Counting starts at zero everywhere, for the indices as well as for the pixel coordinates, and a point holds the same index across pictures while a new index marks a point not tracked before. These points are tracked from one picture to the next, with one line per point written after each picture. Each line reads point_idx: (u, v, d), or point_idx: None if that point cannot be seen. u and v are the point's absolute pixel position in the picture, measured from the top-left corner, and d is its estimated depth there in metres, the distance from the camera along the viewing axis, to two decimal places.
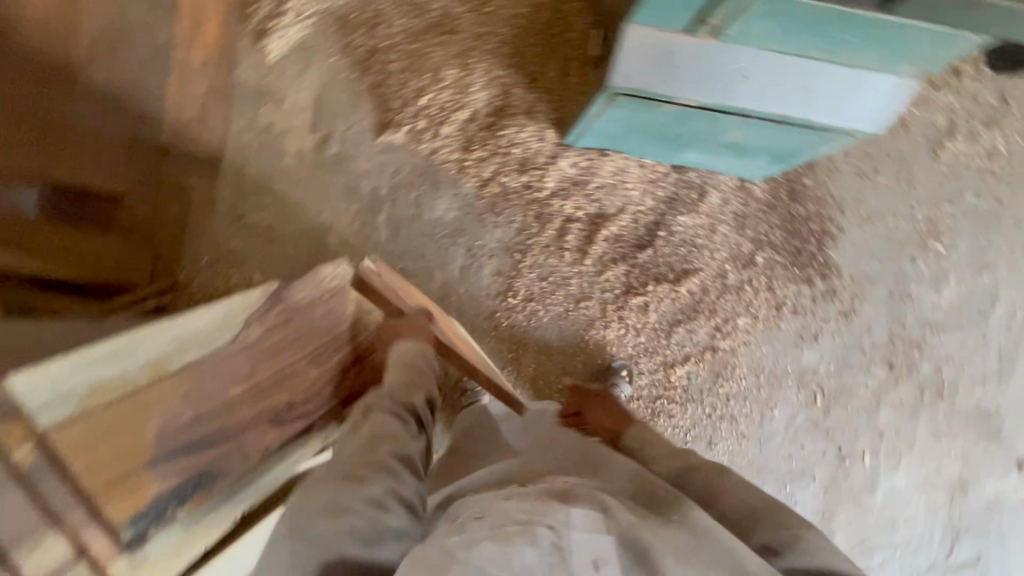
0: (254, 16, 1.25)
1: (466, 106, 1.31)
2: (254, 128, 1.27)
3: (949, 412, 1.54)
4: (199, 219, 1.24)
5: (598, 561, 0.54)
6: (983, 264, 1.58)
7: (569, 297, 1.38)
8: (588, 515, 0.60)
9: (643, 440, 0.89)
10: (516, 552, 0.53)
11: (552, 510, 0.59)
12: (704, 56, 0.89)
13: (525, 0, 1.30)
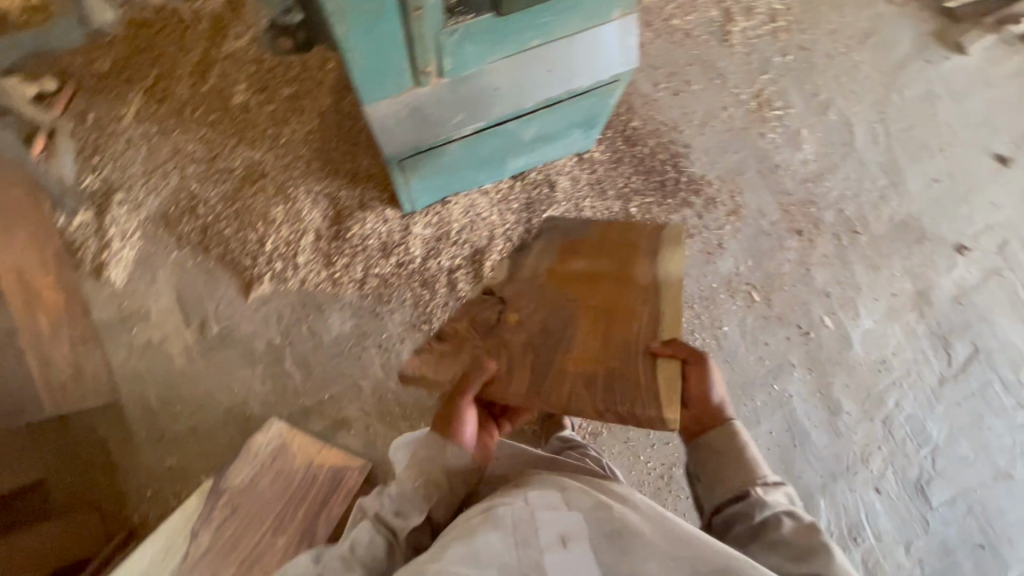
0: (86, 259, 1.32)
1: (307, 231, 1.36)
2: (135, 351, 1.31)
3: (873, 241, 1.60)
4: (125, 458, 1.25)
5: (564, 536, 0.62)
6: (823, 105, 1.67)
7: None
8: (549, 495, 0.68)
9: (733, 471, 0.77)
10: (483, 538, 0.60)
11: (516, 498, 0.68)
12: (445, 95, 0.96)
13: (309, 118, 1.41)
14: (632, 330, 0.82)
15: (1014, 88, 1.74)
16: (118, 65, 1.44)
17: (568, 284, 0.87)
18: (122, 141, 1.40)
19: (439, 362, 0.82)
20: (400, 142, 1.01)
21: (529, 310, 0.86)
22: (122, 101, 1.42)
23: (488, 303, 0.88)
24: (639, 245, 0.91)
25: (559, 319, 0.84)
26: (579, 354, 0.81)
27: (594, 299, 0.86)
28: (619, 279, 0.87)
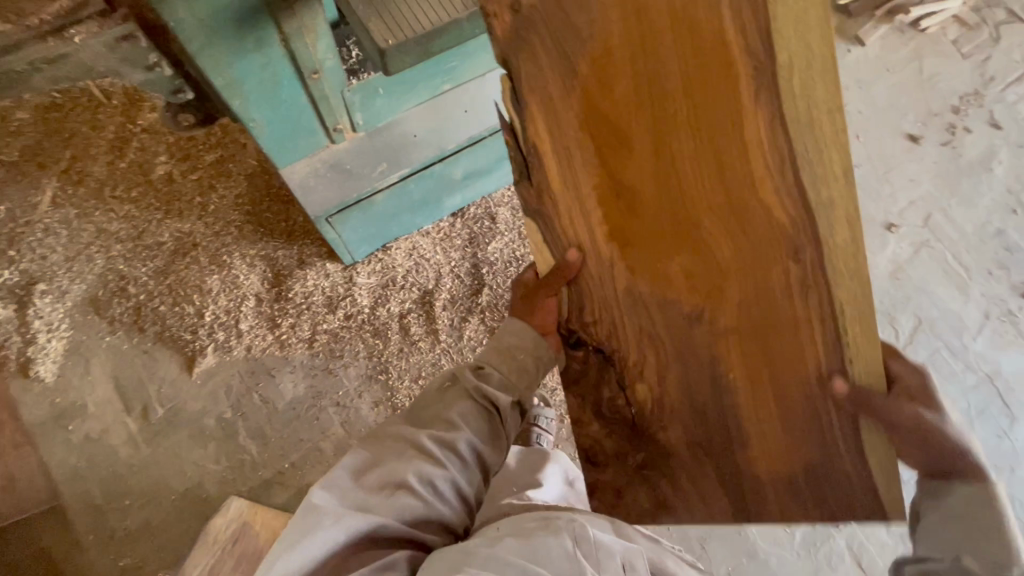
0: (10, 359, 1.25)
1: (246, 296, 1.32)
2: (74, 448, 1.23)
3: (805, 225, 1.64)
4: (72, 567, 1.17)
5: (625, 565, 0.64)
6: None
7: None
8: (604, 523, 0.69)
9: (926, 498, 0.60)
10: (542, 543, 0.62)
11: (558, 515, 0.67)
12: (363, 147, 0.96)
13: (236, 182, 1.38)
14: (806, 354, 0.60)
15: (913, 71, 1.85)
16: (27, 151, 1.38)
17: (678, 303, 0.60)
18: (40, 228, 1.34)
19: (604, 495, 0.71)
20: (325, 199, 1.01)
21: (653, 379, 0.65)
22: (36, 187, 1.36)
23: (598, 373, 0.66)
24: (770, 157, 0.52)
25: (704, 384, 0.64)
26: (756, 425, 0.65)
27: (727, 317, 0.60)
28: (757, 258, 0.57)
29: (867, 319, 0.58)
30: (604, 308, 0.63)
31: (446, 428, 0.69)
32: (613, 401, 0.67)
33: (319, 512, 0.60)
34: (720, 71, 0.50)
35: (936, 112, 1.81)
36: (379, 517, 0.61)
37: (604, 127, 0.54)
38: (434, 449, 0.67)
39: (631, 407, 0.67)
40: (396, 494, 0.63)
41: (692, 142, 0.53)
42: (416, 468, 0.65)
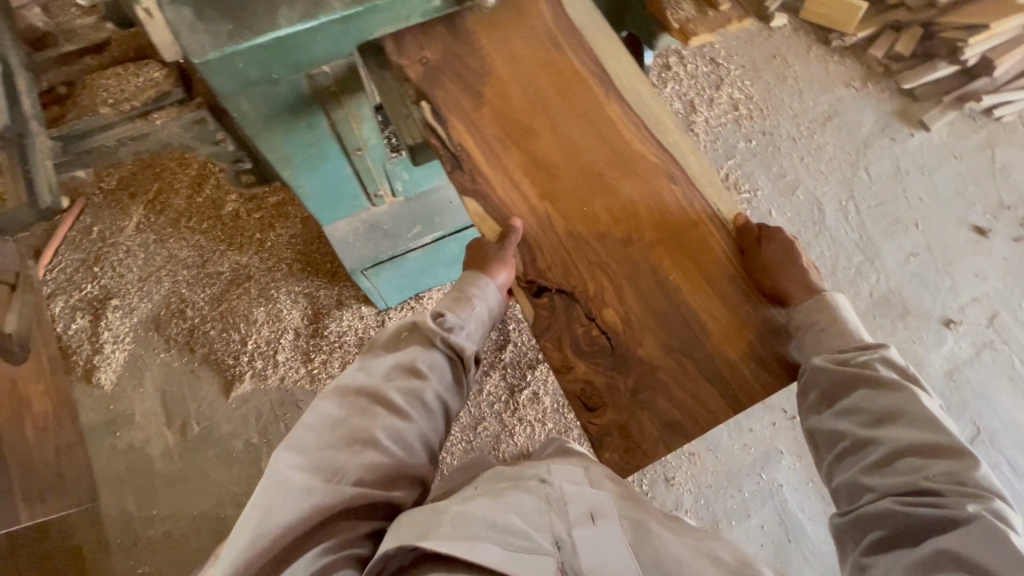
0: (77, 365, 1.39)
1: (286, 330, 1.41)
2: (118, 453, 1.35)
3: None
4: (98, 567, 1.26)
5: (594, 514, 0.63)
6: (791, 186, 1.71)
7: (467, 427, 1.41)
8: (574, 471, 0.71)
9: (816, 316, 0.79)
10: (509, 498, 0.64)
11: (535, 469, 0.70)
12: (400, 211, 1.04)
13: (293, 223, 1.50)
14: (706, 242, 0.81)
15: (984, 161, 1.77)
16: (121, 180, 1.57)
17: (609, 234, 0.79)
18: (121, 250, 1.50)
19: (613, 436, 0.75)
20: (359, 257, 1.07)
21: (614, 302, 0.78)
22: (125, 213, 1.53)
23: (567, 311, 0.78)
24: (623, 123, 0.82)
25: (654, 295, 0.79)
26: (705, 315, 0.79)
27: (647, 236, 0.80)
28: (651, 187, 0.81)
29: (723, 200, 0.83)
30: (554, 252, 0.78)
31: (406, 383, 0.77)
32: (588, 333, 0.77)
33: (293, 479, 0.66)
34: (572, 76, 0.81)
35: (1008, 206, 1.71)
36: (351, 474, 0.68)
37: (517, 125, 0.78)
38: (397, 406, 0.74)
39: (606, 336, 0.77)
40: (366, 452, 0.70)
41: (576, 124, 0.80)
42: (381, 424, 0.73)
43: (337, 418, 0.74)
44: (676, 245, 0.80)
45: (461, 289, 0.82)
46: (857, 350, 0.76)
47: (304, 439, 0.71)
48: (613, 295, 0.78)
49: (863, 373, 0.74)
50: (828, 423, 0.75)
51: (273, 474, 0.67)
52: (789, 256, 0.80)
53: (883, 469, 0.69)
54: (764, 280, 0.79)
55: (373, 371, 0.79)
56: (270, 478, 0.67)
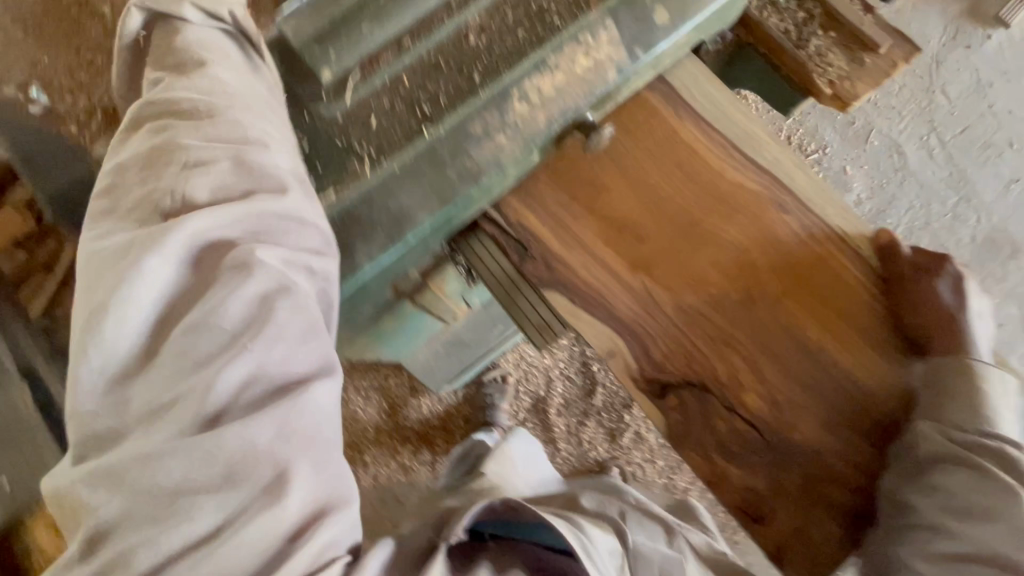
0: None
1: (365, 429, 1.31)
2: None
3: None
4: None
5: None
6: (862, 133, 1.50)
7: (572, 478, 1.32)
8: (654, 532, 0.70)
9: (960, 379, 0.53)
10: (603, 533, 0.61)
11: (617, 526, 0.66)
12: (479, 319, 0.90)
13: None
14: (842, 277, 0.58)
15: None
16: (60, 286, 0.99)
17: (724, 296, 0.58)
18: None
19: (796, 547, 0.54)
20: (445, 371, 0.97)
21: (753, 381, 0.56)
22: None
23: (699, 406, 0.57)
24: (709, 150, 0.61)
25: (796, 361, 0.56)
26: (867, 376, 0.56)
27: (774, 285, 0.58)
28: (757, 221, 0.59)
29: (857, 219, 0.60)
30: (666, 336, 0.57)
31: (189, 191, 0.43)
32: (732, 429, 0.56)
33: (184, 445, 0.38)
34: (644, 113, 0.62)
35: None
36: (256, 354, 0.40)
37: (583, 186, 0.60)
38: (166, 197, 0.43)
39: (755, 428, 0.56)
40: (213, 322, 0.40)
41: (653, 169, 0.61)
42: (177, 270, 0.41)
43: (107, 357, 0.39)
44: (802, 286, 0.58)
45: (198, 133, 0.45)
46: (983, 437, 0.51)
47: (115, 437, 0.39)
48: (741, 365, 0.56)
49: (974, 460, 0.50)
50: (906, 494, 0.51)
51: (152, 496, 0.37)
52: (955, 293, 0.56)
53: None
54: (929, 321, 0.55)
55: (112, 259, 0.41)
56: (151, 507, 0.37)
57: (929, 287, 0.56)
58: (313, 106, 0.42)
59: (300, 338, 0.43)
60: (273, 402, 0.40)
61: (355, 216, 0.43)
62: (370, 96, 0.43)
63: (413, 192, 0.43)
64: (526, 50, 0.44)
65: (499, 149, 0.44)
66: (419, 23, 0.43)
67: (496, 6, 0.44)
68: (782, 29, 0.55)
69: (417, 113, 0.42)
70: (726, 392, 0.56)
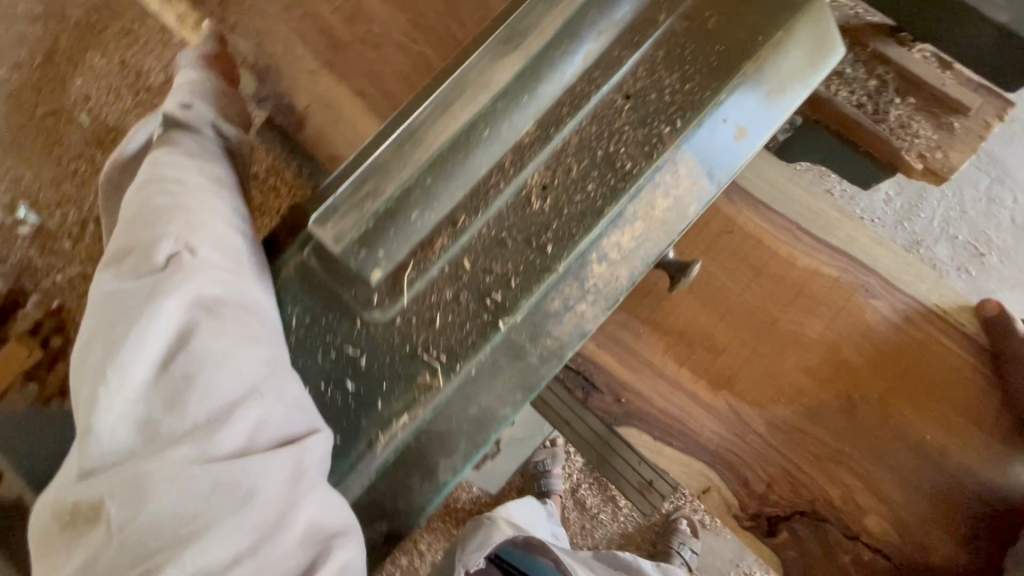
0: None
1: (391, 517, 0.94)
2: None
3: (1005, 263, 1.01)
4: None
5: None
6: None
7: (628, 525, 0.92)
8: None
9: None
10: None
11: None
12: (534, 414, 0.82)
13: None
14: (953, 365, 0.47)
15: None
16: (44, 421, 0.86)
17: (822, 407, 0.46)
18: None
19: None
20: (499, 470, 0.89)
21: (876, 501, 0.45)
22: None
23: (819, 540, 0.45)
24: (773, 235, 0.49)
25: (919, 470, 0.45)
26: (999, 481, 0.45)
27: (879, 382, 0.47)
28: (842, 311, 0.47)
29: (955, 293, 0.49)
30: (762, 465, 0.46)
31: (186, 236, 0.33)
32: (858, 562, 0.45)
33: (186, 492, 0.28)
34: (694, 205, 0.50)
35: None
36: (267, 406, 0.32)
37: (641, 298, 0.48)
38: (165, 245, 0.33)
39: (884, 557, 0.45)
40: (222, 366, 0.31)
41: (711, 264, 0.49)
42: (177, 313, 0.31)
43: (96, 396, 0.29)
44: (914, 378, 0.46)
45: (164, 168, 0.37)
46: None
47: (89, 477, 0.29)
48: (855, 482, 0.45)
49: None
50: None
51: (135, 548, 0.28)
52: None
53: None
54: None
55: (123, 292, 0.32)
56: (130, 563, 0.27)
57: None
58: (366, 314, 0.36)
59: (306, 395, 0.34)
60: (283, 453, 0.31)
61: (432, 433, 0.36)
62: (430, 290, 0.36)
63: (494, 391, 0.37)
64: (599, 205, 0.37)
65: (582, 320, 0.38)
66: (472, 196, 0.37)
67: (557, 157, 0.38)
68: (854, 103, 0.49)
69: (488, 304, 0.36)
70: (843, 518, 0.45)
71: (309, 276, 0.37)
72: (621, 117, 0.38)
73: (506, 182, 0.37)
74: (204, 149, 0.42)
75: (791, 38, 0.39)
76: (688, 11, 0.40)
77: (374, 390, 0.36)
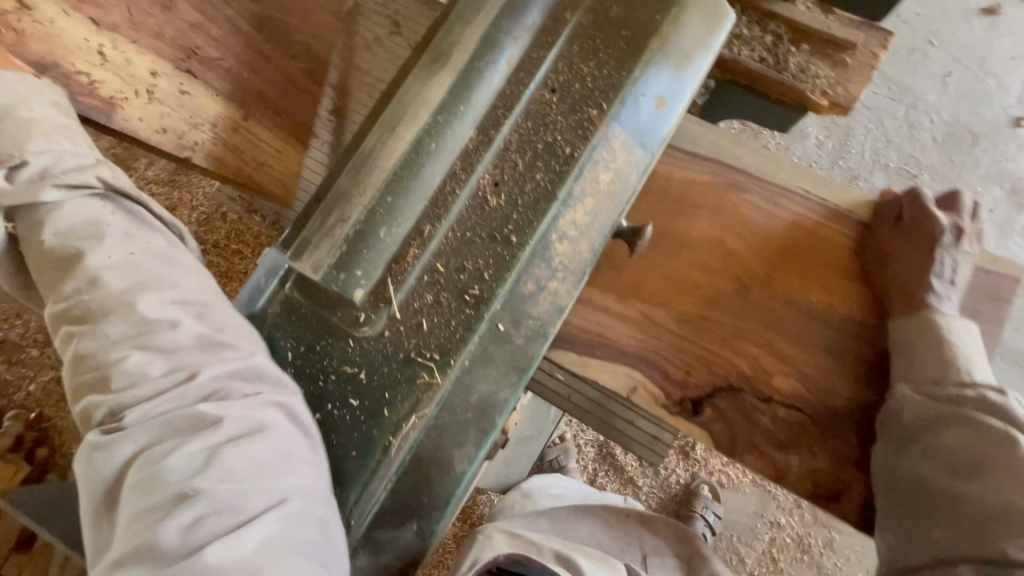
0: None
1: None
2: None
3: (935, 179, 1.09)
4: None
5: None
6: None
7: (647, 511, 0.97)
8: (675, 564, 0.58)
9: (925, 342, 0.38)
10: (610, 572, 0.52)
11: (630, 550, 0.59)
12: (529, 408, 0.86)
13: None
14: (834, 242, 0.44)
15: None
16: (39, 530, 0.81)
17: (716, 291, 0.44)
18: None
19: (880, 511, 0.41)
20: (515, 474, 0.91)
21: (779, 363, 0.43)
22: None
23: (739, 409, 0.43)
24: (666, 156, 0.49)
25: (814, 333, 0.43)
26: (873, 338, 0.43)
27: (765, 268, 0.45)
28: (727, 200, 0.45)
29: (824, 176, 0.46)
30: (675, 351, 0.44)
31: (128, 373, 0.37)
32: (777, 420, 0.42)
33: None
34: None
35: None
36: (218, 494, 0.33)
37: None
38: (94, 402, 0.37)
39: (801, 411, 0.42)
40: (175, 472, 0.34)
41: None
42: (136, 442, 0.35)
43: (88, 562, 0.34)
44: (789, 243, 0.45)
45: (70, 253, 0.40)
46: (962, 389, 0.37)
47: None
48: (743, 355, 0.43)
49: (962, 416, 0.36)
50: (907, 468, 0.37)
51: None
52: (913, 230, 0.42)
53: (962, 538, 0.34)
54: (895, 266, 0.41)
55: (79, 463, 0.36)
56: None
57: (913, 240, 0.41)
58: (357, 333, 0.38)
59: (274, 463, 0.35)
60: (256, 529, 0.33)
61: (442, 427, 0.38)
62: (411, 298, 0.39)
63: (490, 377, 0.39)
64: (549, 190, 0.41)
65: (556, 297, 0.41)
66: (431, 205, 0.40)
67: (501, 156, 0.41)
68: (757, 58, 0.54)
69: (468, 300, 0.39)
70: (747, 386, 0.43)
71: (295, 309, 0.39)
72: (552, 109, 0.42)
73: (460, 186, 0.40)
74: (92, 222, 0.41)
75: (684, 10, 0.44)
76: (589, 5, 0.44)
77: (378, 401, 0.38)
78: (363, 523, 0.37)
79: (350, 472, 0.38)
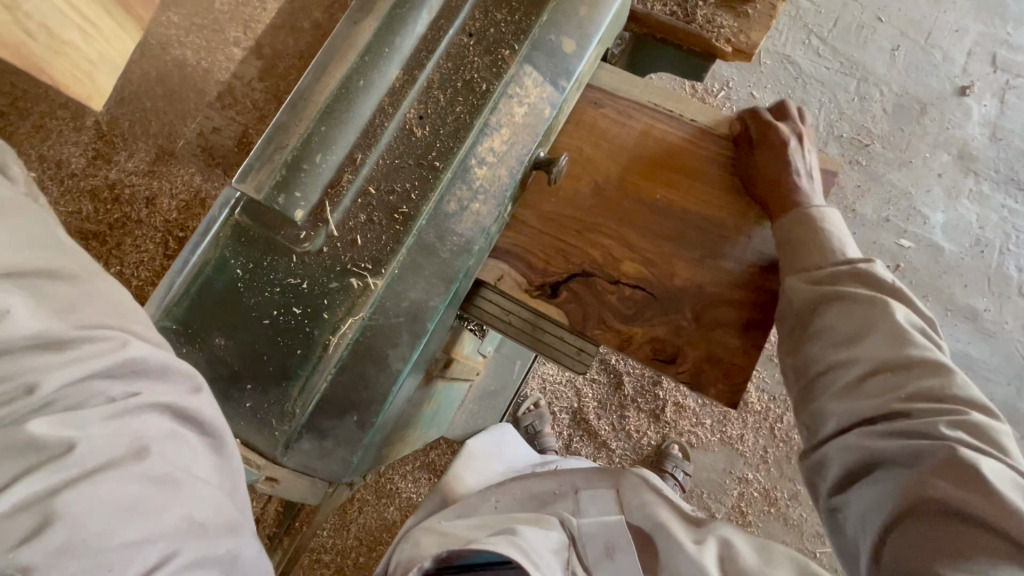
0: None
1: (394, 506, 0.95)
2: None
3: (886, 147, 1.14)
4: None
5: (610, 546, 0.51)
6: None
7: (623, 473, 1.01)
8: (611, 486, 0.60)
9: (803, 238, 0.46)
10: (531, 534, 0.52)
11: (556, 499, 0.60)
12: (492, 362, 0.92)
13: None
14: (688, 150, 0.52)
15: None
16: None
17: (574, 194, 0.52)
18: None
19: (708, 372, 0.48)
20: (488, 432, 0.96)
21: (626, 252, 0.51)
22: None
23: (590, 291, 0.50)
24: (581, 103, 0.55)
25: (658, 224, 0.51)
26: (715, 229, 0.51)
27: (619, 172, 0.52)
28: (584, 121, 0.53)
29: (670, 92, 0.55)
30: (538, 242, 0.51)
31: None
32: (622, 298, 0.50)
33: None
34: None
35: None
36: (85, 552, 0.28)
37: None
38: None
39: (643, 289, 0.50)
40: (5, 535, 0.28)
41: None
42: None
43: None
44: (639, 153, 0.53)
45: None
46: (836, 266, 0.44)
47: None
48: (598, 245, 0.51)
49: (837, 292, 0.43)
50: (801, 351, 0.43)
51: None
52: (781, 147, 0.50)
53: (853, 401, 0.40)
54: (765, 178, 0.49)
55: None
56: None
57: (762, 153, 0.50)
58: (299, 248, 0.44)
59: (166, 490, 0.32)
60: None
61: (377, 327, 0.43)
62: (347, 217, 0.44)
63: (421, 286, 0.44)
64: (467, 121, 0.46)
65: (478, 216, 0.46)
66: (364, 136, 0.45)
67: (426, 93, 0.46)
68: (669, 13, 0.59)
69: (398, 217, 0.44)
70: (596, 271, 0.50)
71: (244, 233, 0.44)
72: (468, 51, 0.47)
73: (389, 119, 0.46)
74: None
75: None
76: None
77: (318, 305, 0.43)
78: (306, 412, 0.42)
79: (292, 367, 0.43)
